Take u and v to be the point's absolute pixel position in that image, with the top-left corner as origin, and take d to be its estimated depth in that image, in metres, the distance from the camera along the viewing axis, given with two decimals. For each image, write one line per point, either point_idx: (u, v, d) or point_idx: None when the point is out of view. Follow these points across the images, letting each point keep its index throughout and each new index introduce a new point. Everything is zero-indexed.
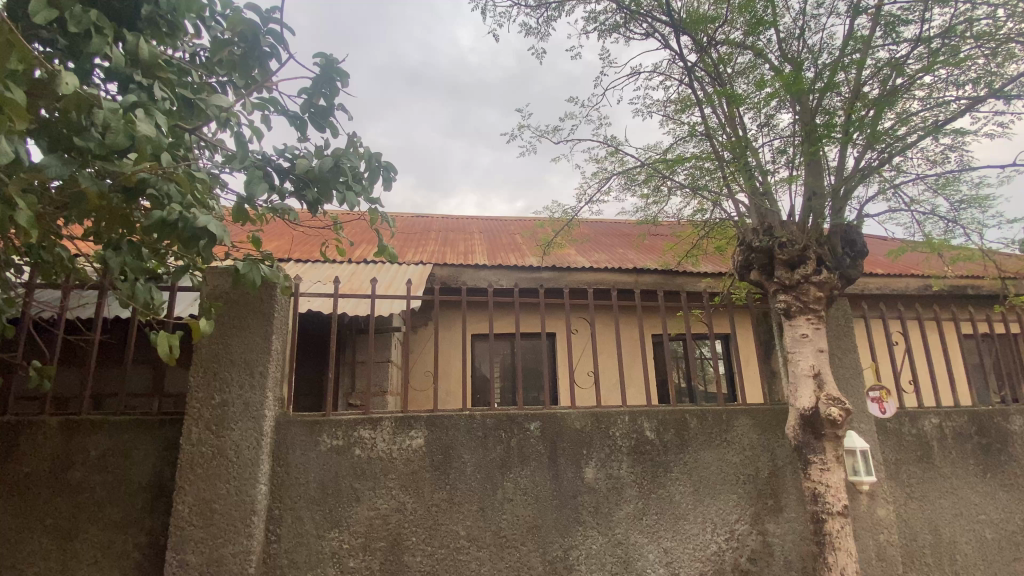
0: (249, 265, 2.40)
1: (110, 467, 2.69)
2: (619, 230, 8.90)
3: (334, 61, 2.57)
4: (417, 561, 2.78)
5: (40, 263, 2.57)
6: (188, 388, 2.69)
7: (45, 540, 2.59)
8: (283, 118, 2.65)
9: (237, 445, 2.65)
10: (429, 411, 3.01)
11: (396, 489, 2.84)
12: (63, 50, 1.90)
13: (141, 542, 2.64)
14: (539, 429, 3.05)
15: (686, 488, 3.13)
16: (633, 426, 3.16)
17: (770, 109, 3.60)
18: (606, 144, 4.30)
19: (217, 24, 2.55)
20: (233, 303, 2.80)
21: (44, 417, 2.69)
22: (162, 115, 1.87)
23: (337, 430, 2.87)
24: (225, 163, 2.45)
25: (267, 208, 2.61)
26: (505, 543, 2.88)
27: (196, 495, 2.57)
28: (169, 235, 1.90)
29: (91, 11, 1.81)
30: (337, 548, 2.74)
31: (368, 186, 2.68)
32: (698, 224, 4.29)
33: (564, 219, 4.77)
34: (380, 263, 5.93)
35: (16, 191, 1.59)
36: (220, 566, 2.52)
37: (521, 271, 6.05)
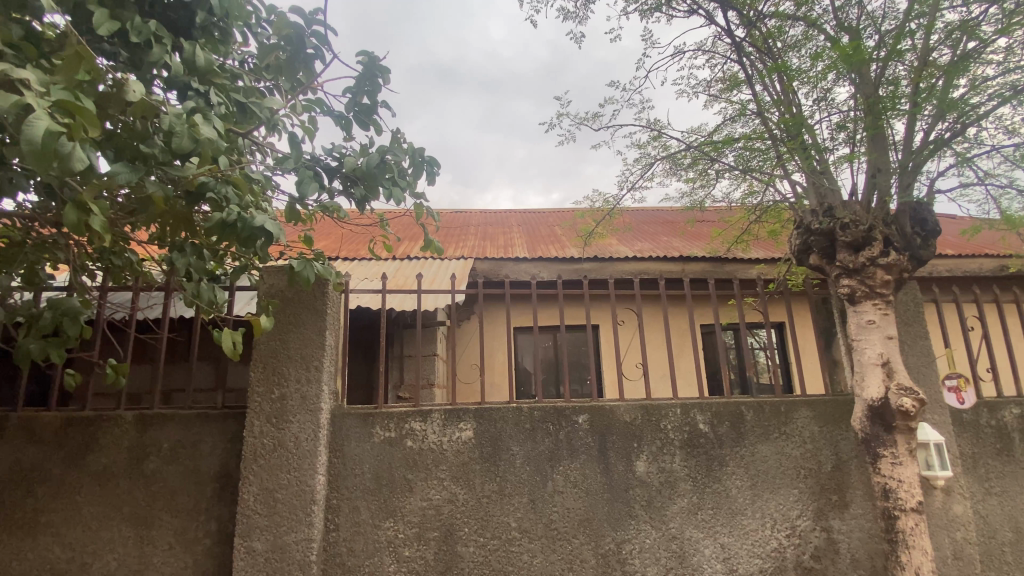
0: (303, 263, 2.49)
1: (180, 458, 2.85)
2: (663, 218, 8.66)
3: (376, 58, 2.59)
4: (470, 551, 2.81)
5: (113, 267, 2.74)
6: (249, 383, 2.80)
7: (124, 527, 2.77)
8: (328, 119, 2.69)
9: (296, 437, 2.75)
10: (477, 403, 3.02)
11: (448, 481, 2.87)
12: (125, 63, 1.98)
13: (211, 529, 2.79)
14: (588, 422, 3.01)
15: (743, 482, 3.02)
16: (685, 418, 3.07)
17: (827, 83, 3.38)
18: (649, 129, 4.19)
19: (263, 29, 2.60)
20: (288, 300, 2.89)
21: (120, 412, 2.88)
22: (218, 119, 1.94)
23: (389, 422, 2.92)
24: (277, 164, 2.52)
25: (318, 207, 2.68)
26: (557, 535, 2.86)
27: (260, 485, 2.68)
28: (229, 236, 1.97)
29: (150, 21, 1.87)
30: (392, 537, 2.80)
31: (412, 181, 2.70)
32: (751, 207, 4.09)
33: (605, 208, 4.68)
34: (423, 259, 6.00)
35: (91, 197, 1.67)
36: (284, 554, 2.62)
37: (563, 263, 6.00)
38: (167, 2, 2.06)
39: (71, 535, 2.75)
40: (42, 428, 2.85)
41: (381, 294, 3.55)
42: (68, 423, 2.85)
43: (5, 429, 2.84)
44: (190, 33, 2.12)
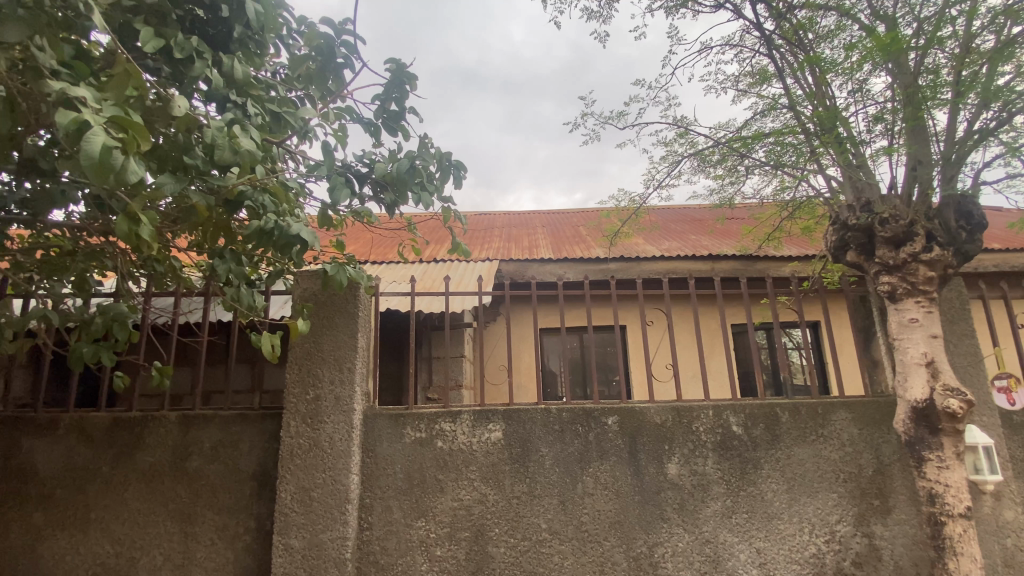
0: (336, 267, 2.57)
1: (221, 457, 2.95)
2: (690, 216, 8.52)
3: (404, 66, 2.64)
4: (501, 552, 2.82)
5: (156, 273, 2.86)
6: (285, 384, 2.88)
7: (169, 523, 2.88)
8: (358, 126, 2.75)
9: (331, 437, 2.81)
10: (505, 404, 3.03)
11: (478, 481, 2.89)
12: (168, 78, 2.06)
13: (250, 526, 2.88)
14: (617, 424, 2.99)
15: (779, 486, 2.95)
16: (718, 420, 3.01)
17: (862, 74, 3.28)
18: (675, 126, 4.14)
19: (295, 41, 2.67)
20: (322, 304, 2.96)
21: (164, 412, 3.00)
22: (256, 130, 2.01)
23: (420, 423, 2.96)
24: (310, 172, 2.60)
25: (349, 213, 2.74)
26: (588, 538, 2.85)
27: (296, 483, 2.75)
28: (266, 243, 2.05)
29: (192, 38, 1.94)
30: (424, 536, 2.84)
31: (440, 185, 2.74)
32: (783, 203, 3.99)
33: (631, 207, 4.63)
34: (449, 262, 6.06)
35: (139, 208, 1.75)
36: (321, 551, 2.69)
37: (588, 263, 5.96)
38: (207, 19, 2.14)
39: (119, 531, 2.88)
40: (91, 428, 2.99)
41: (410, 297, 3.59)
42: (116, 423, 2.98)
43: (58, 429, 2.98)
44: (228, 47, 2.20)
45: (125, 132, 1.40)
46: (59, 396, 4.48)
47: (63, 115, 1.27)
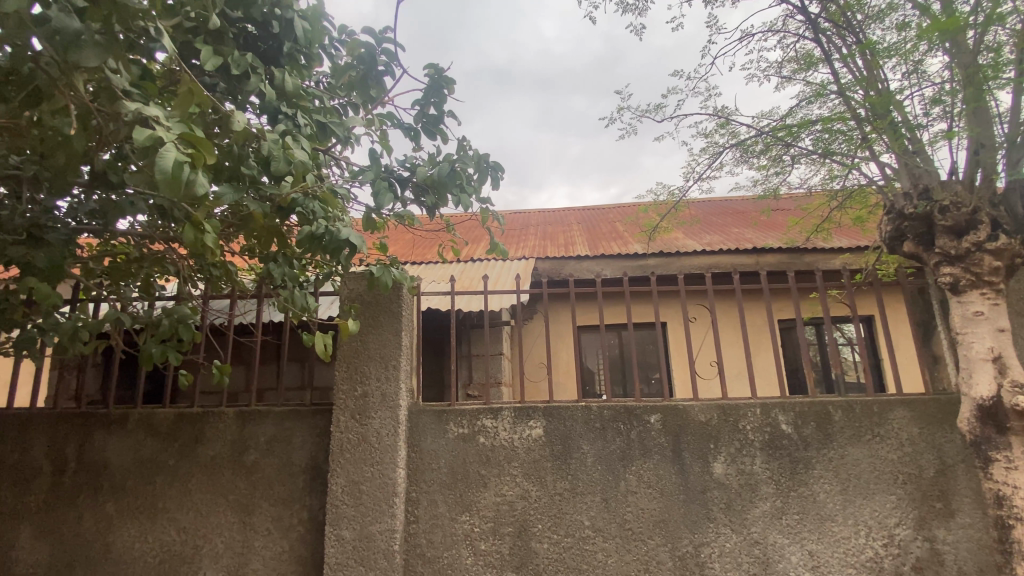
0: (382, 268, 2.67)
1: (276, 451, 3.10)
2: (731, 208, 8.28)
3: (442, 70, 2.69)
4: (545, 548, 2.84)
5: (212, 277, 3.02)
6: (334, 381, 2.99)
7: (229, 514, 3.05)
8: (398, 131, 2.82)
9: (378, 432, 2.91)
10: (545, 401, 3.05)
11: (520, 477, 2.92)
12: (224, 92, 2.18)
13: (304, 517, 3.02)
14: (660, 422, 2.95)
15: (832, 487, 2.85)
16: (766, 418, 2.93)
17: (917, 55, 3.11)
18: (715, 117, 4.05)
19: (337, 50, 2.76)
20: (367, 304, 3.06)
21: (223, 408, 3.17)
22: (306, 141, 2.12)
23: (462, 419, 3.02)
24: (355, 177, 2.69)
25: (392, 216, 2.82)
26: (632, 536, 2.83)
27: (346, 477, 2.86)
28: (317, 248, 2.16)
29: (246, 54, 2.05)
30: (469, 530, 2.89)
31: (478, 187, 2.79)
32: (832, 193, 3.83)
33: (670, 201, 4.55)
34: (486, 261, 6.13)
35: (203, 217, 1.86)
36: (370, 542, 2.79)
37: (627, 259, 5.91)
38: (258, 34, 2.25)
39: (184, 520, 3.06)
40: (157, 424, 3.19)
41: (450, 296, 3.64)
42: (181, 418, 3.17)
43: (128, 424, 3.20)
44: (278, 60, 2.30)
45: (193, 147, 1.50)
46: (127, 394, 4.80)
47: (140, 131, 1.37)
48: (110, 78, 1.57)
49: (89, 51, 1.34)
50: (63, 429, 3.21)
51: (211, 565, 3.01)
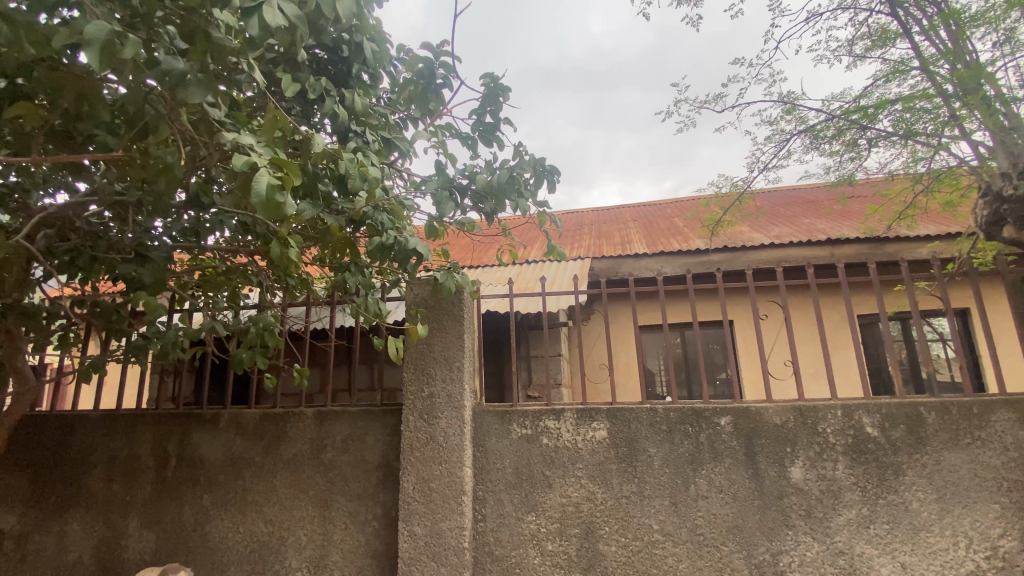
0: (445, 274, 2.80)
1: (351, 449, 3.28)
2: (802, 198, 7.84)
3: (498, 79, 2.74)
4: (613, 550, 2.82)
5: (289, 286, 3.23)
6: (403, 383, 3.11)
7: (311, 508, 3.25)
8: (457, 141, 2.91)
9: (445, 431, 3.00)
10: (608, 403, 3.02)
11: (585, 479, 2.92)
12: (300, 115, 2.35)
13: (378, 513, 3.17)
14: (731, 424, 2.85)
15: (926, 494, 2.64)
16: (848, 421, 2.76)
17: (1011, 21, 2.84)
18: (781, 103, 3.86)
19: (397, 67, 2.88)
20: (431, 308, 3.17)
21: (302, 409, 3.39)
22: (375, 157, 2.25)
23: (525, 420, 3.06)
24: (418, 188, 2.80)
25: (454, 224, 2.92)
26: (703, 541, 2.76)
27: (417, 475, 2.97)
28: (387, 257, 2.34)
29: (320, 78, 2.19)
30: (536, 530, 2.92)
31: (535, 191, 2.82)
32: (916, 176, 3.55)
33: (734, 193, 4.38)
34: (542, 263, 6.18)
35: (287, 232, 2.01)
36: (441, 539, 2.88)
37: (689, 256, 5.76)
38: (328, 58, 2.39)
39: (271, 513, 3.30)
40: (245, 423, 3.45)
41: (510, 299, 3.67)
42: (265, 418, 3.42)
43: (220, 423, 3.48)
44: (347, 81, 2.43)
45: (281, 170, 1.63)
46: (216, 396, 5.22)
47: (238, 158, 1.49)
48: (207, 110, 1.73)
49: (194, 89, 1.48)
50: (166, 427, 3.55)
51: (296, 555, 3.22)
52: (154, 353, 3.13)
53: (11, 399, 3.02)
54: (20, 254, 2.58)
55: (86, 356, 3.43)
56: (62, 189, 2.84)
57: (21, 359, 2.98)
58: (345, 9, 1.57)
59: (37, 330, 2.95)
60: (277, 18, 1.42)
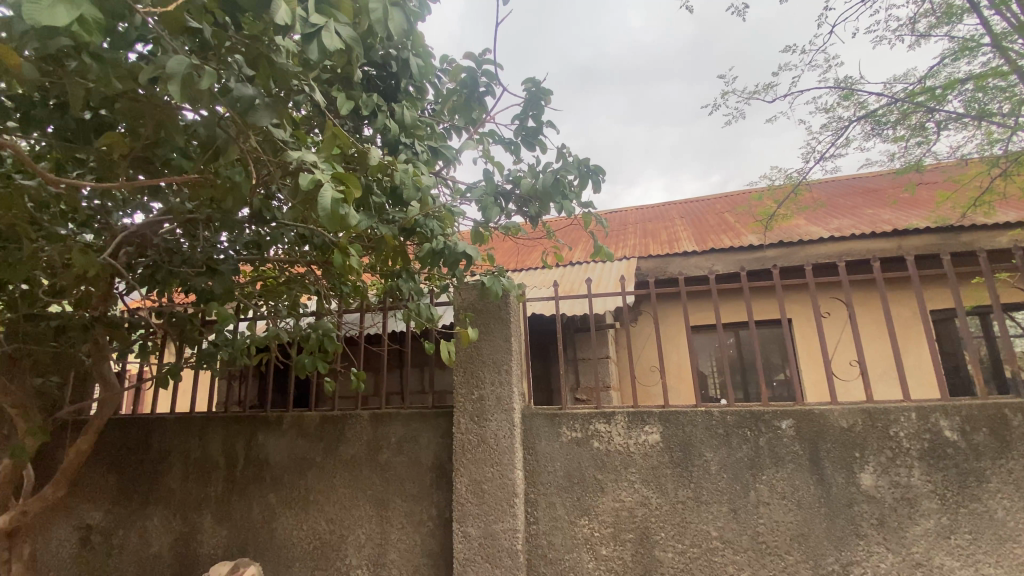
0: (492, 278, 2.85)
1: (405, 450, 3.37)
2: (863, 187, 7.41)
3: (540, 83, 2.76)
4: (670, 557, 2.77)
5: (344, 294, 3.37)
6: (453, 385, 3.17)
7: (368, 508, 3.36)
8: (500, 146, 2.95)
9: (496, 434, 3.03)
10: (661, 406, 2.96)
11: (639, 484, 2.87)
12: (353, 130, 2.46)
13: (432, 513, 3.24)
14: (793, 428, 2.72)
15: (1014, 503, 2.44)
16: (923, 424, 2.58)
17: None
18: (838, 88, 3.67)
19: (440, 77, 2.95)
20: (480, 312, 3.22)
21: (358, 412, 3.51)
22: (425, 168, 2.33)
23: (575, 423, 3.04)
24: (464, 195, 2.86)
25: (499, 229, 2.96)
26: (766, 550, 2.65)
27: (469, 476, 3.02)
28: (438, 263, 2.43)
29: (372, 95, 2.28)
30: (589, 535, 2.90)
31: (579, 192, 2.81)
32: (993, 159, 3.30)
33: (788, 184, 4.20)
34: (586, 264, 6.15)
35: (347, 243, 2.13)
36: (495, 540, 2.91)
37: (740, 252, 5.57)
38: (377, 75, 2.48)
39: (331, 511, 3.44)
40: (305, 425, 3.62)
41: (554, 301, 3.65)
42: (324, 420, 3.57)
43: (283, 425, 3.66)
44: (396, 96, 2.53)
45: (342, 184, 1.71)
46: (278, 399, 5.49)
47: (304, 176, 1.57)
48: (272, 132, 1.85)
49: (262, 112, 1.58)
50: (235, 429, 3.77)
51: (355, 553, 3.34)
52: (223, 359, 3.34)
53: (98, 403, 3.28)
54: (105, 270, 2.80)
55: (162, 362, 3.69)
56: (139, 209, 3.06)
57: (107, 366, 3.24)
58: (396, 25, 1.64)
59: (120, 340, 3.20)
60: (334, 41, 1.50)
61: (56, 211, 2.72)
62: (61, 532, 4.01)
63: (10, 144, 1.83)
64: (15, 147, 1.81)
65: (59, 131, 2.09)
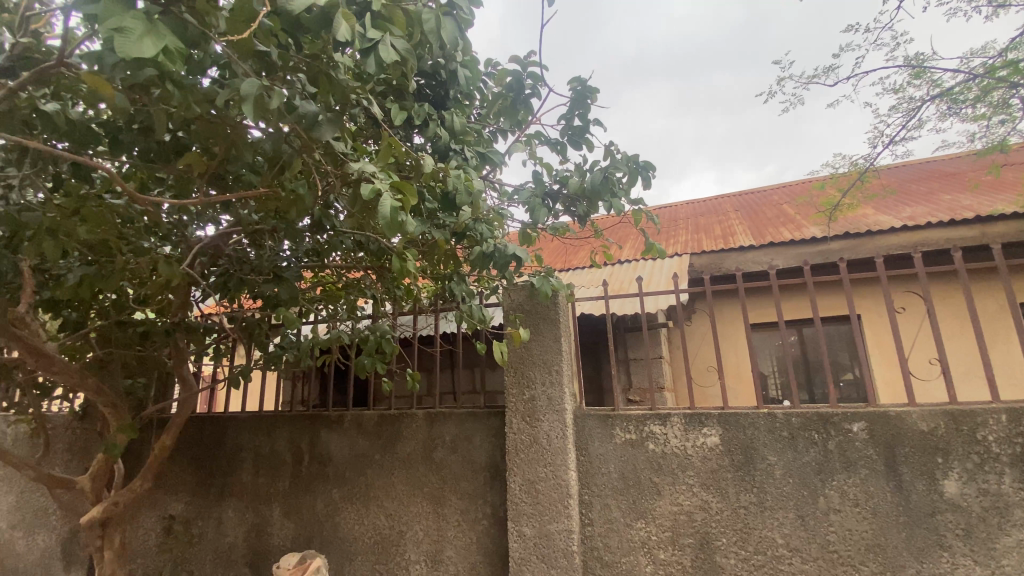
0: (541, 279, 2.86)
1: (459, 449, 3.44)
2: (938, 171, 6.86)
3: (586, 81, 2.74)
4: (732, 563, 2.67)
5: (398, 297, 3.48)
6: (504, 386, 3.20)
7: (425, 505, 3.45)
8: (547, 147, 2.95)
9: (548, 434, 3.03)
10: (720, 407, 2.87)
11: (698, 487, 2.79)
12: (405, 139, 2.54)
13: (486, 512, 3.29)
14: (866, 431, 2.56)
15: None
16: (1016, 428, 2.37)
17: None
18: (907, 67, 3.42)
19: (486, 82, 2.99)
20: (529, 313, 3.23)
21: (413, 412, 3.61)
22: (475, 172, 2.37)
23: (629, 424, 2.99)
24: (513, 197, 2.88)
25: (548, 229, 2.97)
26: (837, 560, 2.51)
27: (523, 476, 3.04)
28: (489, 265, 2.47)
29: (423, 104, 2.35)
30: (646, 538, 2.85)
31: (628, 189, 2.77)
32: None
33: (854, 172, 3.95)
34: (635, 262, 6.05)
35: (402, 248, 2.20)
36: (550, 540, 2.91)
37: (801, 246, 5.31)
38: (427, 84, 2.55)
39: (390, 507, 3.55)
40: (364, 423, 3.76)
41: (605, 300, 3.59)
42: (381, 419, 3.70)
43: (344, 424, 3.82)
44: (445, 104, 2.59)
45: (399, 192, 1.77)
46: (338, 398, 5.74)
47: (365, 187, 1.64)
48: (333, 145, 1.94)
49: (325, 127, 1.67)
50: (299, 427, 3.97)
51: (414, 549, 3.43)
52: (289, 360, 3.53)
53: (179, 403, 3.54)
54: (184, 279, 3.02)
55: (233, 364, 3.94)
56: (212, 221, 3.27)
57: (186, 367, 3.50)
58: (447, 34, 1.68)
59: (197, 344, 3.45)
60: (390, 54, 1.56)
61: (140, 226, 2.96)
62: (148, 521, 4.36)
63: (102, 167, 2.00)
64: (107, 169, 1.98)
65: (144, 153, 2.26)
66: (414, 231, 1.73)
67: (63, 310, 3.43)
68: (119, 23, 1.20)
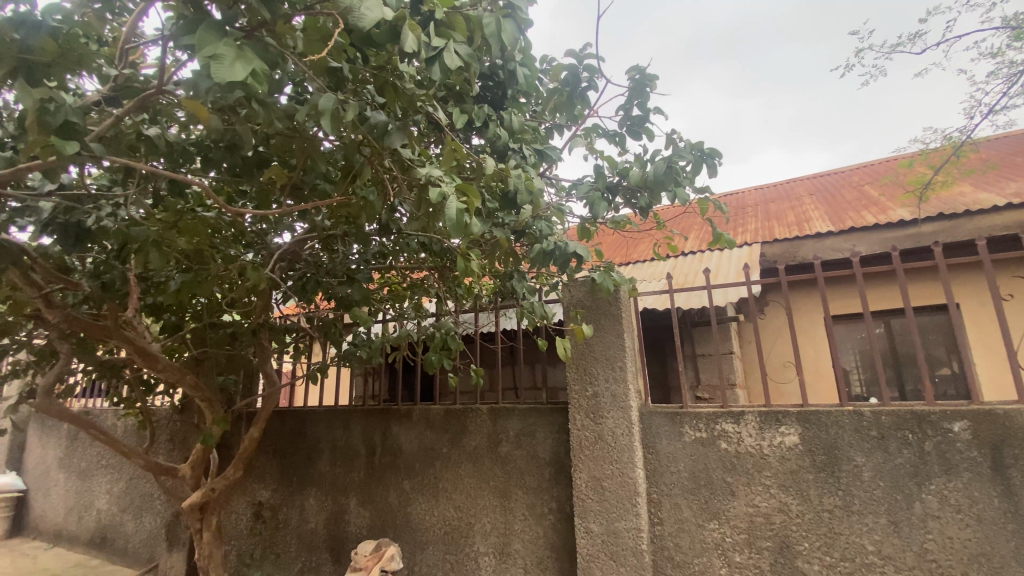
0: (603, 274, 2.83)
1: (524, 444, 3.47)
2: None
3: (645, 69, 2.67)
4: (816, 569, 2.53)
5: (460, 295, 3.56)
6: (567, 382, 3.19)
7: (492, 498, 3.52)
8: (606, 139, 2.91)
9: (614, 431, 3.00)
10: (798, 405, 2.71)
11: (775, 488, 2.66)
12: (463, 140, 2.59)
13: (552, 507, 3.31)
14: (969, 431, 2.33)
15: None
16: None
17: None
18: (1009, 26, 3.05)
19: (542, 78, 2.98)
20: (590, 309, 3.21)
21: (478, 407, 3.69)
22: (534, 170, 2.38)
23: (699, 422, 2.90)
24: (572, 192, 2.87)
25: (608, 223, 2.93)
26: (937, 570, 2.32)
27: (589, 472, 3.02)
28: (550, 262, 2.48)
29: (482, 104, 2.38)
30: (720, 539, 2.76)
31: (693, 177, 2.68)
32: None
33: (949, 146, 3.58)
34: (700, 254, 5.83)
35: (465, 247, 2.25)
36: (618, 538, 2.89)
37: (885, 231, 4.91)
38: (486, 85, 2.58)
39: (458, 500, 3.65)
40: (431, 418, 3.89)
41: (669, 293, 3.45)
42: (447, 414, 3.81)
43: (412, 418, 3.97)
44: (503, 104, 2.62)
45: (464, 195, 1.81)
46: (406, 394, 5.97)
47: (432, 191, 1.70)
48: (399, 152, 2.02)
49: (393, 134, 1.74)
50: (371, 422, 4.16)
51: (482, 541, 3.51)
52: (360, 358, 3.71)
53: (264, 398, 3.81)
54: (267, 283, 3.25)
55: (310, 362, 4.19)
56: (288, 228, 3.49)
57: (270, 365, 3.77)
58: (509, 35, 1.70)
59: (279, 343, 3.70)
60: (455, 61, 1.61)
61: (228, 235, 3.22)
62: (240, 506, 4.74)
63: (196, 183, 2.19)
64: (200, 185, 2.17)
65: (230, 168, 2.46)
66: (478, 232, 1.77)
67: (164, 313, 3.79)
68: (214, 51, 1.32)
